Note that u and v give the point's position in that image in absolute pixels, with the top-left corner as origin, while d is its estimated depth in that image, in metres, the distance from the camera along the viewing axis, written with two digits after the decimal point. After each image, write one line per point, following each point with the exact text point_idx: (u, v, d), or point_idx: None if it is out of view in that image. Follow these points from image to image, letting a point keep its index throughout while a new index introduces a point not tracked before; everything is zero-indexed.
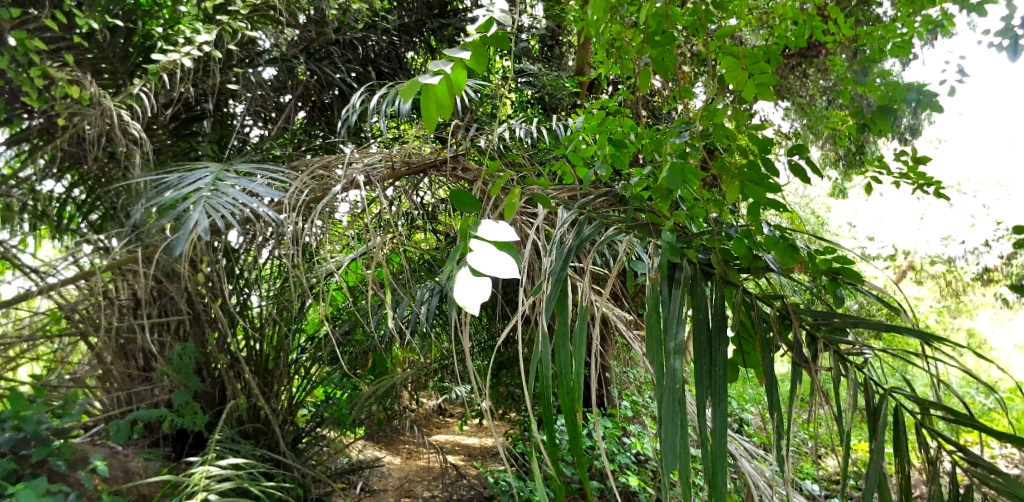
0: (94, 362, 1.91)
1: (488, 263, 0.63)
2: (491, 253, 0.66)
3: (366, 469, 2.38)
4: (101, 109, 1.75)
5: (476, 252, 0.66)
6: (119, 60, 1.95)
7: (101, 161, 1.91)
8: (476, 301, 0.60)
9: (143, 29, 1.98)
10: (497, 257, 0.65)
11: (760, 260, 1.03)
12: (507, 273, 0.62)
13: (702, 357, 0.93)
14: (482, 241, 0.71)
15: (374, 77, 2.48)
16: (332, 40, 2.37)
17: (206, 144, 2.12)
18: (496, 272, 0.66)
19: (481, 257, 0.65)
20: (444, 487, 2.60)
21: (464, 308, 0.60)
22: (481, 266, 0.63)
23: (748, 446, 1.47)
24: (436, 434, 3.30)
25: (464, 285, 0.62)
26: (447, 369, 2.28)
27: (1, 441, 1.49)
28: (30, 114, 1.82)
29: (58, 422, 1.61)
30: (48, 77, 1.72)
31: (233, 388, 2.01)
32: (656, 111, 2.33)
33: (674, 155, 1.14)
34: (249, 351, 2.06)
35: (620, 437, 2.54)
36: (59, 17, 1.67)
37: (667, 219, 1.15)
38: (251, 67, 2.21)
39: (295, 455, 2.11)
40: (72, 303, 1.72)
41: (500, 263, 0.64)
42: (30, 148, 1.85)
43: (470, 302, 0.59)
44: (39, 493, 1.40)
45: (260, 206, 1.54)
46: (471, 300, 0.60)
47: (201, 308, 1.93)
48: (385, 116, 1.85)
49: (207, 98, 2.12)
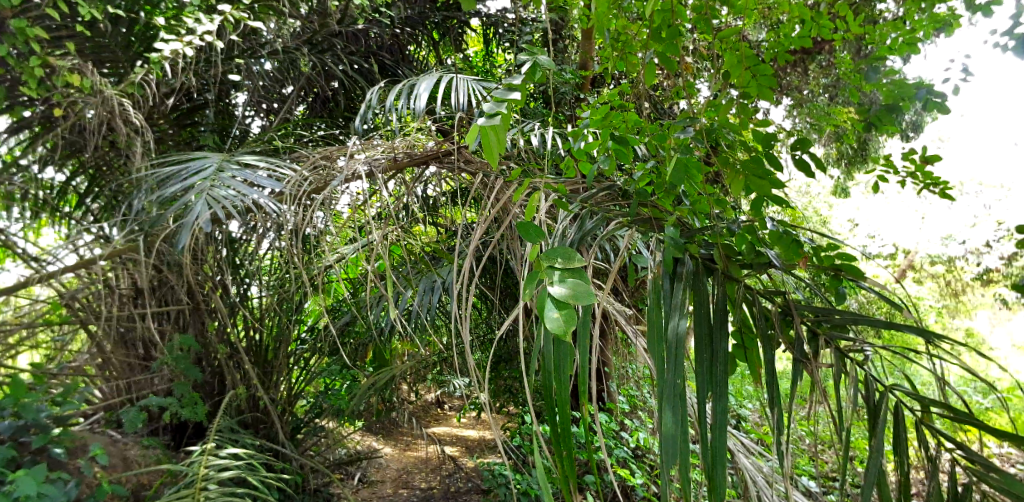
0: (94, 350, 1.91)
1: (577, 296, 0.78)
2: (570, 283, 0.82)
3: (365, 460, 2.39)
4: (101, 97, 1.72)
5: (557, 283, 0.81)
6: (120, 49, 1.93)
7: (101, 150, 1.90)
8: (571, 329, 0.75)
9: (145, 18, 1.96)
10: (575, 286, 0.81)
11: (762, 256, 1.03)
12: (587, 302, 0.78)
13: (703, 352, 0.93)
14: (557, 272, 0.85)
15: (375, 69, 2.47)
16: (334, 31, 2.35)
17: (208, 133, 2.12)
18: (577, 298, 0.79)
19: (563, 288, 0.80)
20: (442, 479, 2.61)
21: (561, 335, 0.73)
22: (567, 297, 0.78)
23: (746, 441, 1.47)
24: (434, 426, 3.31)
25: (555, 312, 0.77)
26: (446, 362, 2.29)
27: (2, 428, 1.50)
28: (32, 101, 1.80)
29: (58, 409, 1.62)
30: (48, 66, 1.71)
31: (232, 378, 2.02)
32: (658, 106, 2.32)
33: (677, 150, 1.14)
34: (249, 342, 2.06)
35: (618, 431, 2.54)
36: (60, 5, 1.66)
37: (669, 214, 1.15)
38: (253, 59, 2.18)
39: (293, 445, 2.12)
40: (72, 292, 1.72)
41: (580, 292, 0.80)
42: (31, 135, 1.84)
43: (567, 329, 0.74)
44: (39, 480, 1.40)
45: (262, 198, 1.53)
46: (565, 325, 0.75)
47: (202, 297, 1.93)
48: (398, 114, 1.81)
49: (209, 88, 2.11)
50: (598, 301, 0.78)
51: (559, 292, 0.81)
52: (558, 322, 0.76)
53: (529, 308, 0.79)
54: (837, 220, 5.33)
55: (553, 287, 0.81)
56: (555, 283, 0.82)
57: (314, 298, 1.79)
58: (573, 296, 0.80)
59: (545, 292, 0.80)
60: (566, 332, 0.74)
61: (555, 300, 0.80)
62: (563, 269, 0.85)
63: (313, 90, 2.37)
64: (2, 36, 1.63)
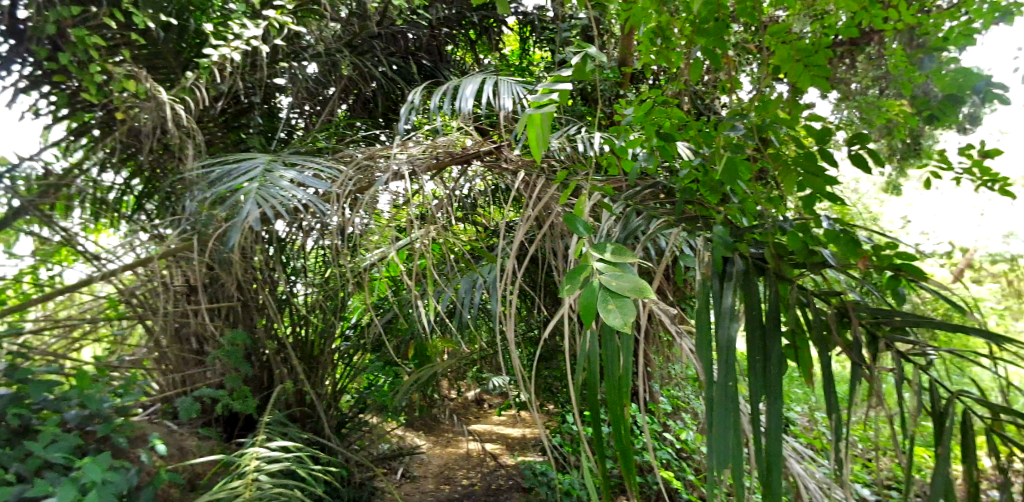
0: (151, 345, 1.99)
1: (631, 289, 0.76)
2: (624, 278, 0.80)
3: (407, 455, 2.42)
4: (155, 102, 1.80)
5: (610, 278, 0.80)
6: (172, 55, 2.01)
7: (155, 153, 1.98)
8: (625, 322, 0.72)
9: (195, 25, 2.02)
10: (629, 281, 0.79)
11: (816, 255, 1.00)
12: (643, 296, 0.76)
13: (755, 354, 0.92)
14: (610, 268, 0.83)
15: (414, 69, 2.49)
16: (374, 33, 2.39)
17: (254, 135, 2.16)
18: (633, 292, 0.77)
19: (618, 282, 0.78)
20: (483, 476, 2.63)
21: (615, 328, 0.71)
22: (622, 290, 0.76)
23: (797, 445, 1.44)
24: (474, 424, 3.33)
25: (609, 306, 0.75)
26: (487, 360, 2.30)
27: (69, 417, 1.58)
28: (91, 107, 1.90)
29: (120, 401, 1.69)
30: (108, 73, 1.80)
31: (280, 373, 2.08)
32: (700, 102, 2.28)
33: (725, 147, 1.12)
34: (296, 338, 2.11)
35: (661, 432, 2.51)
36: (117, 15, 1.73)
37: (717, 213, 1.13)
38: (297, 62, 2.23)
39: (339, 439, 2.17)
40: (130, 288, 1.81)
41: (635, 286, 0.77)
42: (92, 139, 1.95)
43: (622, 322, 0.72)
44: (104, 467, 1.47)
45: (309, 198, 1.57)
46: (620, 319, 0.73)
47: (251, 295, 1.99)
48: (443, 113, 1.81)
49: (255, 91, 2.17)
50: (655, 296, 0.76)
51: (614, 287, 0.78)
52: (611, 316, 0.74)
53: (582, 303, 0.77)
54: (887, 217, 5.12)
55: (606, 281, 0.80)
56: (607, 278, 0.81)
57: (358, 296, 1.83)
58: (627, 290, 0.77)
59: (601, 286, 0.78)
60: (625, 322, 0.70)
61: (610, 295, 0.78)
62: (611, 265, 0.85)
63: (353, 92, 2.39)
64: (65, 46, 1.71)
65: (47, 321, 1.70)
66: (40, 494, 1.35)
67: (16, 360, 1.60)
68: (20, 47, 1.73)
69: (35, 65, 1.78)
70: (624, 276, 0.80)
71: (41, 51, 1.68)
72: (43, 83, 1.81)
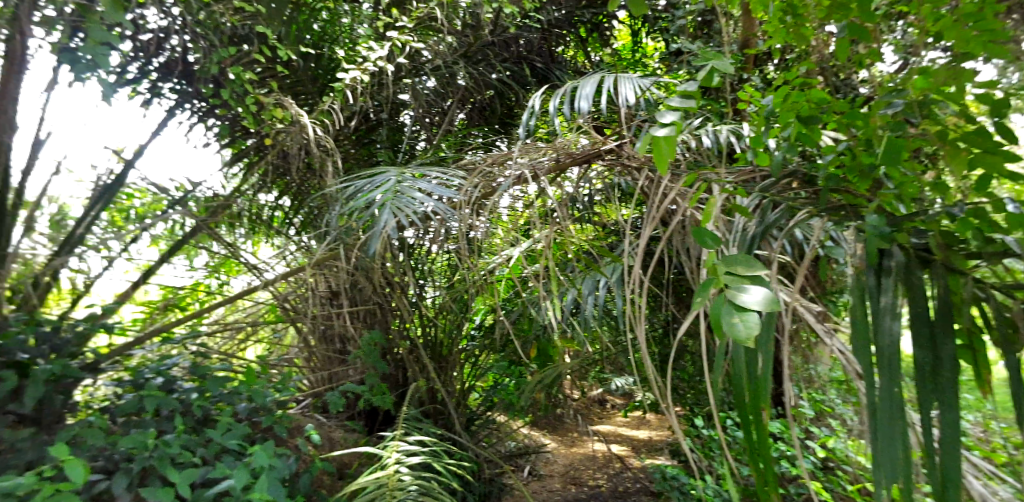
0: (301, 345, 2.22)
1: (758, 302, 0.69)
2: (751, 287, 0.72)
3: (534, 453, 2.46)
4: (298, 126, 2.00)
5: (736, 291, 0.72)
6: (310, 82, 2.20)
7: (301, 173, 2.13)
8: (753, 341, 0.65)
9: (329, 53, 2.20)
10: (756, 291, 0.71)
11: (997, 243, 0.87)
12: (772, 308, 0.67)
13: (924, 356, 0.82)
14: (736, 277, 0.76)
15: (528, 73, 2.52)
16: (488, 42, 2.45)
17: (383, 149, 2.30)
18: (761, 304, 0.69)
19: (743, 294, 0.71)
20: (610, 477, 2.60)
21: (740, 348, 0.64)
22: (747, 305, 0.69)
23: (977, 459, 1.26)
24: (597, 424, 3.31)
25: (735, 322, 0.69)
26: (609, 360, 2.27)
27: (241, 409, 1.80)
28: (247, 134, 2.12)
29: (279, 395, 1.89)
30: (260, 103, 2.02)
31: (413, 371, 2.21)
32: (837, 79, 2.08)
33: (880, 129, 1.01)
34: (426, 338, 2.23)
35: (803, 439, 2.32)
36: (265, 50, 1.93)
37: (868, 201, 1.03)
38: (418, 77, 2.35)
39: (469, 436, 2.26)
40: (283, 294, 2.03)
41: (763, 297, 0.69)
42: (249, 162, 2.16)
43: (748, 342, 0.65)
44: (270, 454, 1.65)
45: (438, 205, 1.66)
46: (747, 337, 0.66)
47: (385, 298, 2.14)
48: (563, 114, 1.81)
49: (383, 108, 2.32)
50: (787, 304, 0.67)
51: (739, 300, 0.71)
52: (738, 333, 0.67)
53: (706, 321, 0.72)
54: None
55: (731, 294, 0.72)
56: (732, 290, 0.73)
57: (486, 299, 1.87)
58: (754, 302, 0.69)
59: (723, 299, 0.72)
60: (749, 339, 0.64)
61: (735, 309, 0.71)
62: (736, 271, 0.77)
63: (470, 101, 2.46)
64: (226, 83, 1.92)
65: (219, 324, 1.96)
66: (221, 476, 1.54)
67: (198, 359, 1.85)
68: (190, 87, 1.99)
69: (201, 101, 2.04)
70: (752, 286, 0.72)
71: (207, 89, 1.90)
72: (210, 116, 2.08)
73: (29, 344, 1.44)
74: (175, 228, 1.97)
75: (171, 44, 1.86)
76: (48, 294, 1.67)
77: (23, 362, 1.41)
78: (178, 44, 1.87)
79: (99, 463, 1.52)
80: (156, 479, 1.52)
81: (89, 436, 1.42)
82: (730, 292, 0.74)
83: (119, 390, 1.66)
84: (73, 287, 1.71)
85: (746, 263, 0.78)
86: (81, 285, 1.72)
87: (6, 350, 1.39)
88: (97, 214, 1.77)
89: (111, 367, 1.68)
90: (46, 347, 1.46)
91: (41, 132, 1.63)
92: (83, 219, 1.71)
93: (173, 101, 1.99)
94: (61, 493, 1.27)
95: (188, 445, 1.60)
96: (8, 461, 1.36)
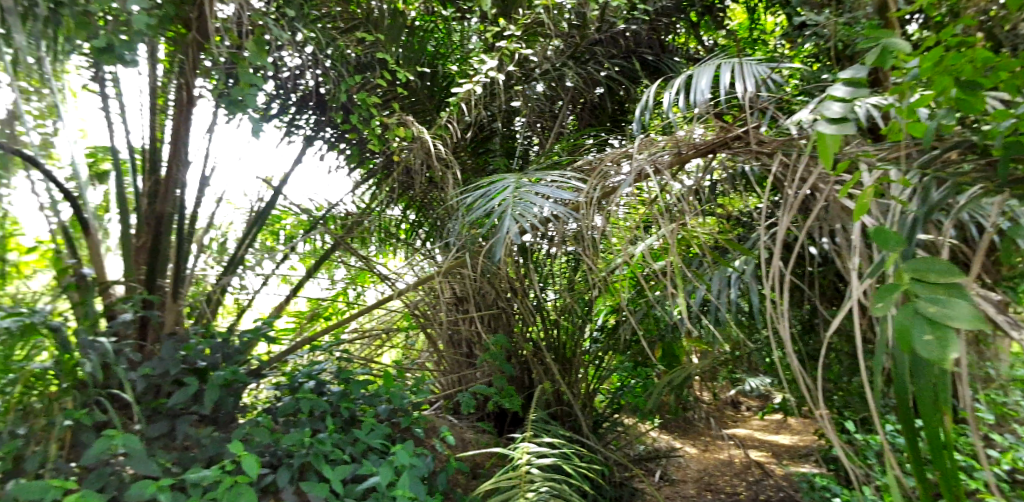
0: (432, 350, 2.34)
1: (958, 319, 0.63)
2: (946, 299, 0.66)
3: (665, 458, 2.39)
4: (420, 143, 2.07)
5: (927, 302, 0.67)
6: (428, 99, 2.30)
7: (424, 187, 2.23)
8: (945, 357, 0.61)
9: (443, 70, 2.32)
10: (953, 305, 0.65)
11: None
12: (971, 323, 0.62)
13: None
14: (925, 285, 0.70)
15: (638, 67, 2.45)
16: (595, 39, 2.43)
17: (498, 158, 2.36)
18: (958, 319, 0.63)
19: (937, 306, 0.65)
20: (750, 485, 2.45)
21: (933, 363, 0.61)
22: (945, 318, 0.63)
23: None
24: (730, 427, 3.14)
25: (925, 337, 0.64)
26: (743, 360, 2.15)
27: (383, 411, 1.93)
28: (373, 154, 2.25)
29: (415, 398, 2.00)
30: (384, 126, 2.11)
31: (538, 373, 2.24)
32: (1007, 33, 1.80)
33: None
34: (549, 340, 2.25)
35: (983, 448, 2.03)
36: (386, 74, 2.05)
37: None
38: (528, 84, 2.39)
39: (596, 438, 2.24)
40: (414, 302, 2.17)
41: (961, 311, 0.64)
42: (377, 180, 2.27)
43: (940, 359, 0.61)
44: (411, 453, 1.75)
45: (558, 209, 1.67)
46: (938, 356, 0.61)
47: (508, 303, 2.18)
48: (680, 112, 1.80)
49: (496, 118, 2.38)
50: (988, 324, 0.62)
51: (930, 313, 0.65)
52: (928, 348, 0.63)
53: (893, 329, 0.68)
54: None
55: (921, 305, 0.67)
56: (922, 302, 0.68)
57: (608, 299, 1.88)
58: (951, 318, 0.64)
59: (912, 311, 0.67)
60: (944, 359, 0.60)
61: (926, 322, 0.66)
62: (924, 279, 0.71)
63: (580, 101, 2.45)
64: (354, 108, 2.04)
65: (359, 332, 2.11)
66: (368, 473, 1.66)
67: (343, 364, 2.02)
68: (323, 117, 2.17)
69: (334, 128, 2.20)
70: (947, 298, 0.66)
71: (339, 116, 2.01)
72: (341, 141, 2.24)
73: (207, 353, 1.64)
74: (320, 243, 2.13)
75: (305, 80, 2.05)
76: (220, 308, 1.96)
77: (203, 369, 1.62)
78: (310, 79, 2.04)
79: (267, 459, 1.70)
80: (314, 475, 1.67)
81: (257, 434, 1.60)
82: (917, 302, 0.68)
83: (279, 393, 1.85)
84: (237, 303, 1.99)
85: (938, 271, 0.71)
86: (244, 300, 2.00)
87: (190, 359, 1.60)
88: (254, 237, 1.97)
89: (272, 373, 1.88)
90: (220, 355, 1.66)
91: (205, 169, 1.85)
92: (243, 242, 1.96)
93: (309, 130, 2.18)
94: (238, 484, 1.44)
95: (338, 444, 1.74)
96: (196, 455, 1.56)
